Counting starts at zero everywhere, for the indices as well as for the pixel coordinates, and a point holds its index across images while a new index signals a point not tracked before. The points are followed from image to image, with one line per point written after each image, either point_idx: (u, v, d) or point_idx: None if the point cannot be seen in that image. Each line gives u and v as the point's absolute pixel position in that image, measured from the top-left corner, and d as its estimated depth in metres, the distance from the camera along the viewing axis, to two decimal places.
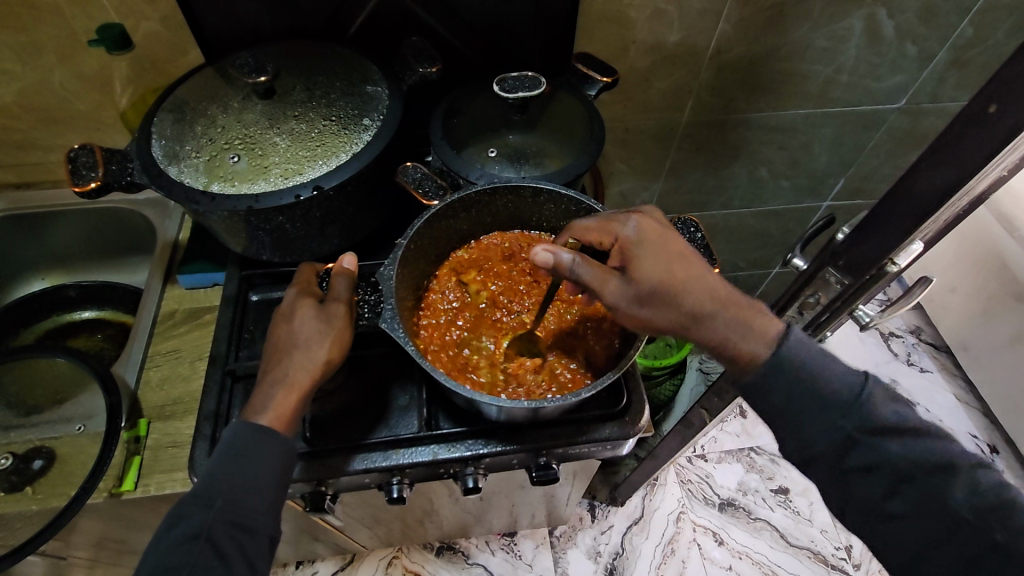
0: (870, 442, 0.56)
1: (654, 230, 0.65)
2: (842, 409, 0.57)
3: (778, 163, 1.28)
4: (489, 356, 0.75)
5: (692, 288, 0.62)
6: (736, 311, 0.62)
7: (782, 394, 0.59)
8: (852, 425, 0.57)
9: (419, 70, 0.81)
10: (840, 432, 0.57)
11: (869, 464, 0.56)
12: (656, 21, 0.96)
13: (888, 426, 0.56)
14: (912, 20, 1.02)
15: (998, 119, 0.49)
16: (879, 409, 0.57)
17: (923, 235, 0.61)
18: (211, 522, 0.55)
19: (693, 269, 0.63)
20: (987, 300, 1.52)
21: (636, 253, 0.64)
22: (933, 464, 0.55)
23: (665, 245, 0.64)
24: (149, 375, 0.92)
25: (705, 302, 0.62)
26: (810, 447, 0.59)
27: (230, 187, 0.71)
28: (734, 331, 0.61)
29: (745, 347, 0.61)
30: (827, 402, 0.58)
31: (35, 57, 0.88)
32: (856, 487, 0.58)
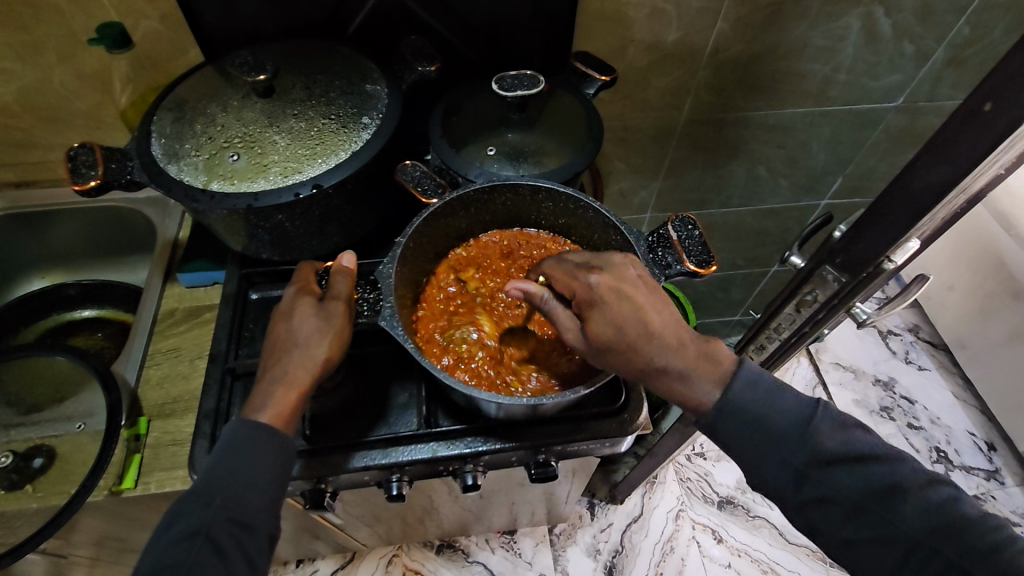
0: (818, 475, 0.59)
1: (615, 289, 0.61)
2: (789, 445, 0.60)
3: (776, 161, 1.29)
4: (486, 350, 0.75)
5: (651, 347, 0.60)
6: (692, 363, 0.61)
7: (736, 431, 0.61)
8: (801, 460, 0.59)
9: (418, 69, 0.82)
10: (790, 468, 0.60)
11: (822, 495, 0.59)
12: (654, 20, 0.96)
13: (835, 457, 0.58)
14: (910, 20, 1.02)
15: (992, 117, 0.50)
16: (825, 441, 0.59)
17: (919, 233, 0.61)
18: (211, 520, 0.55)
19: (653, 329, 0.61)
20: (985, 299, 1.53)
21: (595, 311, 0.61)
22: (881, 487, 0.57)
23: (625, 307, 0.60)
24: (149, 373, 0.92)
25: (662, 358, 0.61)
26: (766, 479, 0.61)
27: (229, 185, 0.71)
28: (687, 381, 0.61)
29: (694, 396, 0.62)
30: (774, 436, 0.60)
31: (35, 56, 0.88)
32: (815, 517, 0.60)
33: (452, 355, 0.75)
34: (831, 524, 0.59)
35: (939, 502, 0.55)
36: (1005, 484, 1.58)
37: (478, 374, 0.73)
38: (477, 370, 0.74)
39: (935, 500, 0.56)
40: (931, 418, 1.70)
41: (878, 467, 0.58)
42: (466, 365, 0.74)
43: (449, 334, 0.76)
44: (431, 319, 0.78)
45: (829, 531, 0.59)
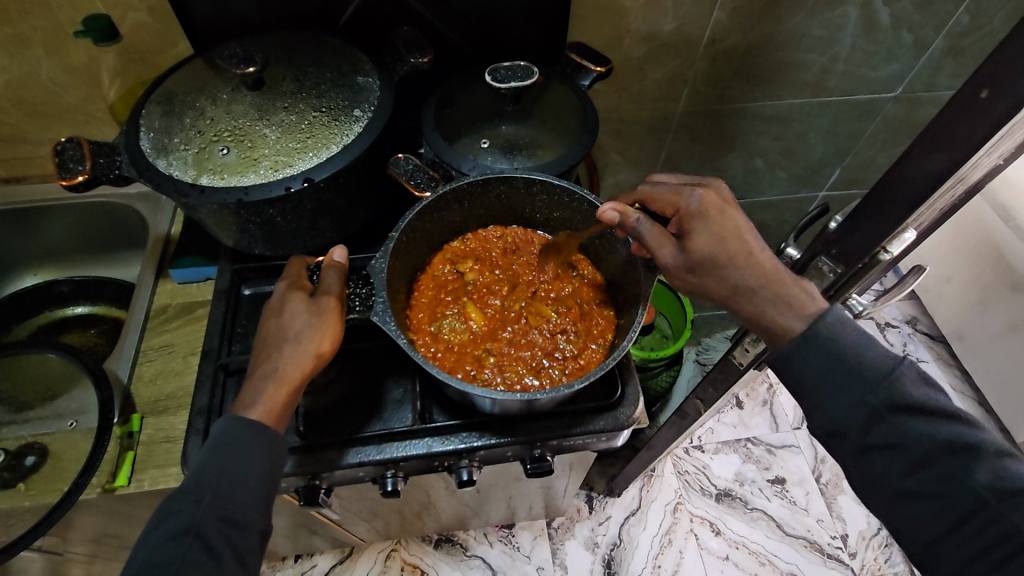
0: (895, 421, 0.56)
1: (717, 207, 0.65)
2: (867, 386, 0.57)
3: (773, 153, 1.28)
4: (478, 343, 0.75)
5: (744, 262, 0.63)
6: (778, 288, 0.62)
7: (813, 365, 0.59)
8: (879, 402, 0.56)
9: (410, 60, 0.80)
10: (866, 408, 0.57)
11: (892, 442, 0.56)
12: (650, 11, 0.95)
13: (914, 407, 0.56)
14: (908, 8, 1.01)
15: (989, 104, 0.49)
16: (910, 388, 0.56)
17: (916, 223, 0.61)
18: (200, 518, 0.55)
19: (748, 245, 0.63)
20: (983, 290, 1.52)
21: (697, 225, 0.64)
22: (956, 447, 0.55)
23: (725, 223, 0.64)
24: (142, 370, 0.91)
25: (751, 276, 0.62)
26: (836, 421, 0.59)
27: (219, 179, 0.71)
28: (775, 303, 0.62)
29: (780, 322, 0.61)
30: (855, 373, 0.57)
31: (22, 50, 0.87)
32: (876, 466, 0.58)
33: (441, 345, 0.74)
34: (889, 476, 0.57)
35: (1011, 473, 0.53)
36: None
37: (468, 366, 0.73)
38: (467, 364, 0.73)
39: (1010, 469, 0.54)
40: None
41: (958, 428, 0.55)
42: (451, 356, 0.74)
43: (439, 321, 0.76)
44: (423, 306, 0.78)
45: (884, 483, 0.58)
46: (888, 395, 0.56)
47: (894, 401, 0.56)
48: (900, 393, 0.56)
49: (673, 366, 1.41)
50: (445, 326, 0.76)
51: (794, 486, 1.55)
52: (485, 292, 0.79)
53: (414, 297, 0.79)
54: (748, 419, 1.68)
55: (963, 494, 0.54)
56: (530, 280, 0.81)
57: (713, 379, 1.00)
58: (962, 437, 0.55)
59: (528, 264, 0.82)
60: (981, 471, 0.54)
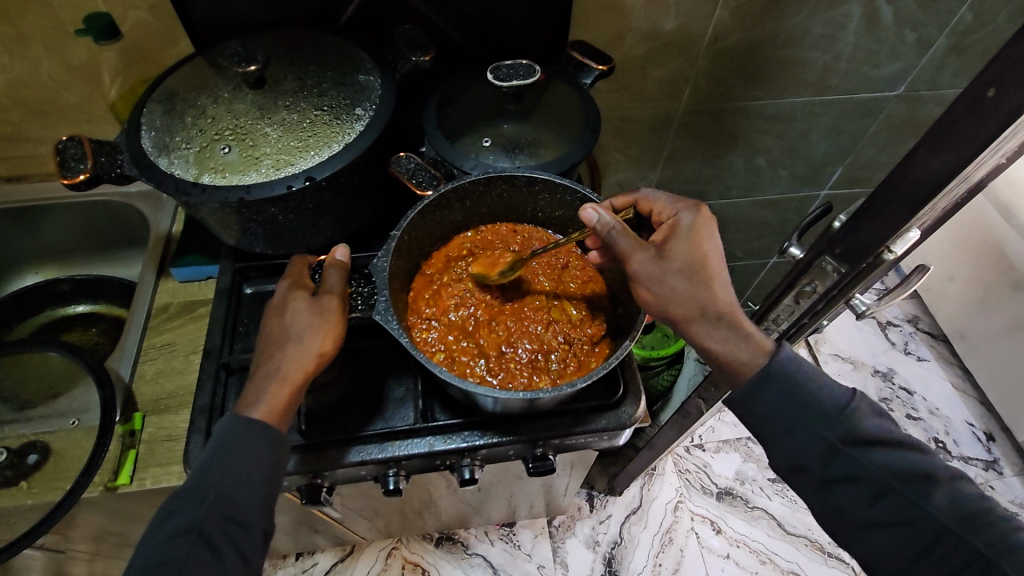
0: (853, 453, 0.59)
1: (705, 233, 0.66)
2: (826, 422, 0.60)
3: (775, 151, 1.28)
4: (478, 326, 0.75)
5: (715, 289, 0.63)
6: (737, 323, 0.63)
7: (776, 401, 0.61)
8: (837, 435, 0.59)
9: (412, 59, 0.80)
10: (823, 442, 0.60)
11: (853, 475, 0.59)
12: (652, 8, 0.94)
13: (873, 438, 0.59)
14: (912, 7, 1.01)
15: (994, 103, 0.49)
16: (865, 421, 0.59)
17: (920, 223, 0.61)
18: (203, 516, 0.55)
19: (723, 276, 0.64)
20: (985, 289, 1.52)
21: (676, 244, 0.65)
22: (914, 475, 0.57)
23: (709, 247, 0.65)
24: (143, 368, 0.91)
25: (716, 304, 0.63)
26: (798, 458, 0.61)
27: (221, 178, 0.70)
28: (729, 337, 0.63)
29: (732, 354, 0.63)
30: (813, 411, 0.60)
31: (22, 47, 0.87)
32: (841, 499, 0.60)
33: (445, 320, 0.75)
34: (855, 506, 0.59)
35: (968, 497, 0.57)
36: (1002, 474, 1.58)
37: (457, 353, 0.73)
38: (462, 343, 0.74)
39: (965, 494, 0.57)
40: (930, 409, 1.69)
41: (916, 457, 0.59)
42: (450, 337, 0.74)
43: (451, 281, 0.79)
44: (431, 282, 0.79)
45: (848, 514, 0.60)
46: (846, 429, 0.59)
47: (852, 433, 0.59)
48: (856, 426, 0.59)
49: (674, 365, 1.42)
50: (454, 299, 0.77)
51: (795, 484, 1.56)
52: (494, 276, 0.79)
53: (421, 273, 0.80)
54: None
55: (926, 520, 0.56)
56: (541, 281, 0.80)
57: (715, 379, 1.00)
58: (919, 465, 0.58)
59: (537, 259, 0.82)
60: (938, 496, 0.57)
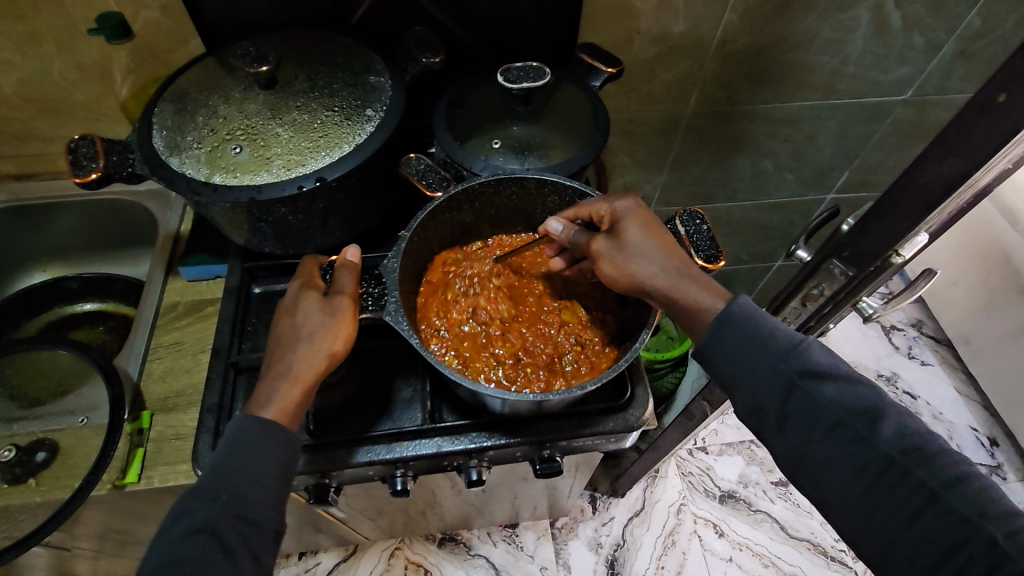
0: (806, 387, 0.57)
1: (640, 209, 0.70)
2: (778, 356, 0.59)
3: (781, 155, 1.28)
4: (490, 332, 0.75)
5: (661, 253, 0.66)
6: (698, 273, 0.65)
7: (734, 343, 0.61)
8: (789, 369, 0.58)
9: (422, 60, 0.80)
10: (781, 376, 0.58)
11: (807, 411, 0.57)
12: (661, 11, 0.95)
13: (823, 373, 0.57)
14: (920, 11, 1.01)
15: (1007, 109, 0.49)
16: (815, 355, 0.58)
17: (929, 227, 0.61)
18: (216, 516, 0.55)
19: (667, 242, 0.68)
20: (991, 294, 1.52)
21: (617, 223, 0.69)
22: (862, 408, 0.55)
23: (646, 221, 0.69)
24: (151, 367, 0.91)
25: (670, 259, 0.66)
26: (758, 397, 0.59)
27: (232, 178, 0.71)
28: (694, 284, 0.64)
29: (699, 298, 0.63)
30: (767, 348, 0.60)
31: (34, 46, 0.87)
32: (795, 437, 0.57)
33: (454, 330, 0.75)
34: (810, 445, 0.56)
35: (914, 431, 0.54)
36: (1006, 479, 1.58)
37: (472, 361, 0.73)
38: (474, 350, 0.74)
39: (913, 428, 0.54)
40: (934, 413, 1.69)
41: (865, 392, 0.56)
42: (463, 345, 0.74)
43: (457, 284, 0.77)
44: (441, 287, 0.78)
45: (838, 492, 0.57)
46: (798, 363, 0.58)
47: (804, 367, 0.58)
48: (807, 360, 0.58)
49: (678, 367, 1.41)
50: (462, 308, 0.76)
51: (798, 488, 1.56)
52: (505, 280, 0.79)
53: (429, 278, 0.79)
54: None
55: (870, 452, 0.54)
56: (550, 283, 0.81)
57: None
58: (866, 399, 0.56)
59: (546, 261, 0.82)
60: (885, 429, 0.54)
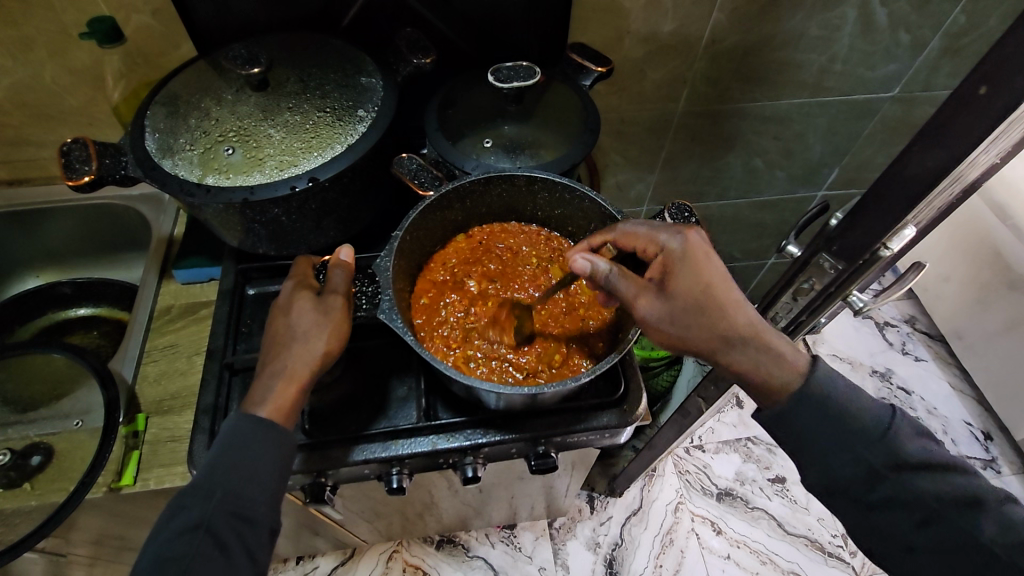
0: (898, 477, 0.58)
1: (699, 253, 0.63)
2: (869, 444, 0.59)
3: (772, 153, 1.29)
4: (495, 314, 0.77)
5: (730, 311, 0.62)
6: (763, 339, 0.62)
7: (817, 424, 0.60)
8: (879, 459, 0.59)
9: (413, 61, 0.81)
10: (867, 465, 0.59)
11: (896, 498, 0.58)
12: (651, 11, 0.96)
13: (916, 463, 0.58)
14: (906, 9, 1.02)
15: (987, 101, 0.49)
16: (908, 444, 0.59)
17: (916, 220, 0.62)
18: (212, 512, 0.55)
19: (731, 291, 0.63)
20: (981, 289, 1.54)
21: (675, 270, 0.62)
22: (956, 496, 0.56)
23: (705, 272, 0.62)
24: (146, 370, 0.91)
25: (738, 329, 0.62)
26: (843, 480, 0.60)
27: (225, 179, 0.71)
28: (763, 359, 0.61)
29: (770, 375, 0.61)
30: (857, 433, 0.60)
31: (26, 52, 0.87)
32: (886, 522, 0.59)
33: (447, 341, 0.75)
34: (897, 530, 0.59)
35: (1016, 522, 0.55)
36: (1001, 473, 1.58)
37: (456, 338, 0.75)
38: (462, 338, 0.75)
39: (1015, 517, 0.55)
40: (928, 409, 1.69)
41: (958, 481, 0.57)
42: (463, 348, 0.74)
43: (442, 305, 0.78)
44: (437, 281, 0.80)
45: (895, 536, 0.59)
46: (886, 453, 0.59)
47: (893, 457, 0.58)
48: (898, 450, 0.58)
49: (674, 366, 1.42)
50: (446, 325, 0.76)
51: (795, 484, 1.56)
52: (503, 281, 0.81)
53: (424, 274, 0.81)
54: (748, 419, 1.68)
55: (969, 544, 0.55)
56: (529, 278, 0.81)
57: (714, 377, 1.01)
58: (964, 488, 0.57)
59: (549, 256, 0.83)
60: (986, 521, 0.55)
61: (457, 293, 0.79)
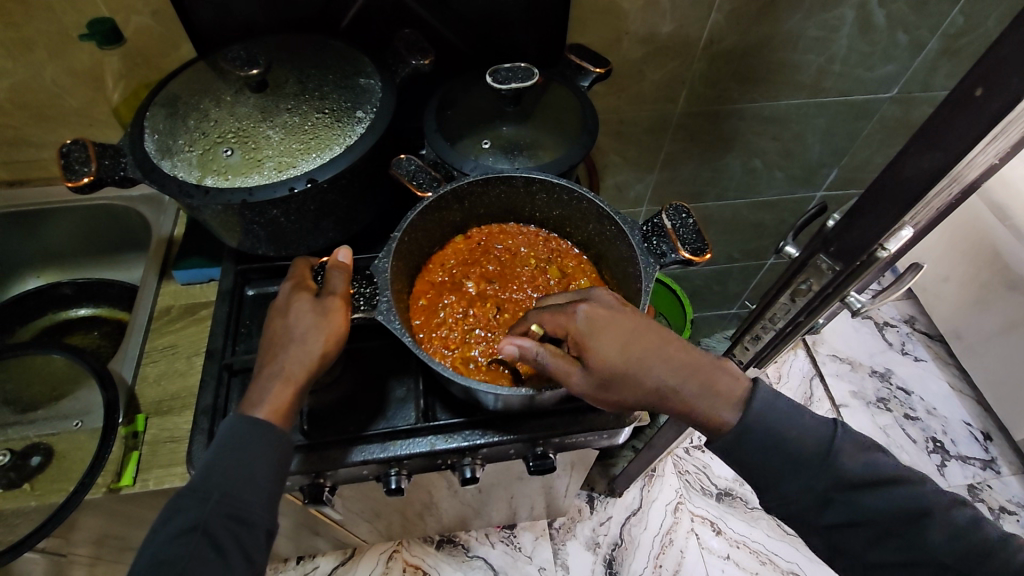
0: (844, 499, 0.58)
1: (608, 320, 0.60)
2: (811, 468, 0.59)
3: (771, 153, 1.29)
4: (494, 315, 0.78)
5: (656, 368, 0.60)
6: (701, 378, 0.61)
7: (759, 450, 0.60)
8: (824, 484, 0.58)
9: (412, 62, 0.81)
10: (815, 489, 0.59)
11: (851, 520, 0.58)
12: (649, 12, 0.96)
13: (862, 483, 0.58)
14: (904, 10, 1.02)
15: (983, 102, 0.49)
16: (851, 466, 0.58)
17: (913, 221, 0.62)
18: (208, 514, 0.55)
19: (654, 344, 0.60)
20: (980, 289, 1.54)
21: (591, 345, 0.59)
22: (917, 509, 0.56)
23: (620, 342, 0.59)
24: (146, 371, 0.92)
25: (671, 379, 0.60)
26: (791, 501, 0.60)
27: (224, 180, 0.71)
28: (703, 399, 0.61)
29: (714, 414, 0.60)
30: (798, 457, 0.59)
31: (26, 53, 0.87)
32: (841, 540, 0.60)
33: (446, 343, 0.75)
34: (853, 547, 0.59)
35: (962, 524, 0.56)
36: (1001, 473, 1.58)
37: (455, 340, 0.75)
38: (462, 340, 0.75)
39: (960, 522, 0.56)
40: (928, 409, 1.69)
41: (905, 495, 0.57)
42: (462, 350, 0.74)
43: (442, 306, 0.78)
44: (436, 282, 0.80)
45: (855, 553, 0.59)
46: (831, 476, 0.58)
47: (839, 480, 0.58)
48: (843, 474, 0.58)
49: None
50: (445, 326, 0.76)
51: None
52: (502, 281, 0.81)
53: (423, 275, 0.81)
54: None
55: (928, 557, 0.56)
56: (528, 279, 0.81)
57: None
58: (913, 503, 0.57)
59: (547, 258, 0.84)
60: (938, 532, 0.56)
61: (456, 295, 0.79)
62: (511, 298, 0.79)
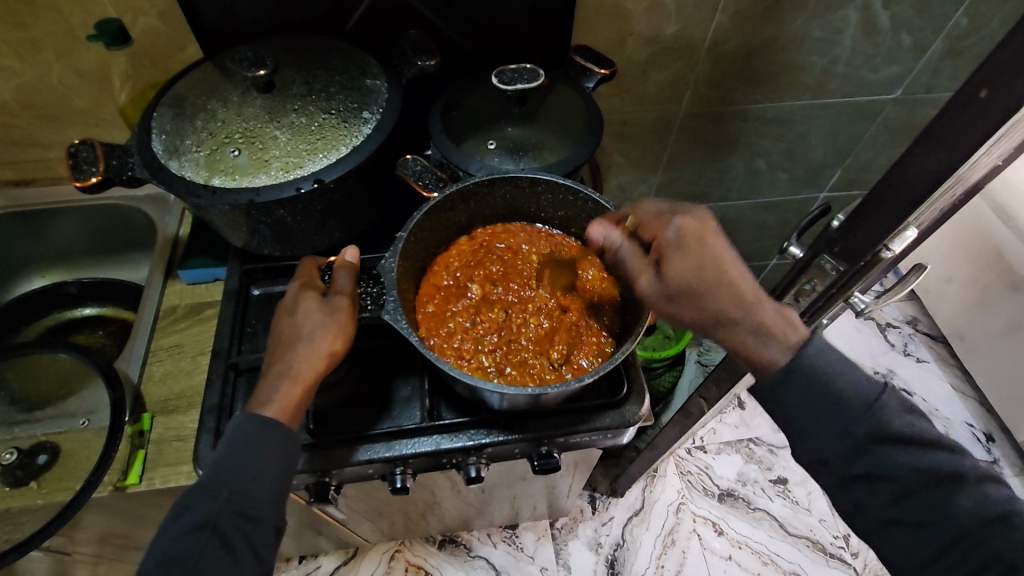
0: (878, 451, 0.57)
1: (695, 236, 0.63)
2: (851, 417, 0.58)
3: (774, 154, 1.29)
4: (500, 320, 0.77)
5: (724, 292, 0.61)
6: (760, 317, 0.61)
7: (800, 395, 0.59)
8: (862, 431, 0.57)
9: (418, 63, 0.82)
10: (848, 438, 0.58)
11: (875, 473, 0.57)
12: (654, 13, 0.96)
13: (898, 438, 0.56)
14: (908, 12, 1.02)
15: (989, 103, 0.50)
16: (894, 418, 0.57)
17: (918, 222, 0.61)
18: (217, 511, 0.56)
19: (727, 270, 0.62)
20: (983, 290, 1.54)
21: (668, 253, 0.63)
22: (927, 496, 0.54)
23: (702, 253, 0.62)
24: (151, 370, 0.92)
25: (730, 308, 0.61)
26: (820, 450, 0.60)
27: (231, 180, 0.72)
28: (755, 335, 0.61)
29: (760, 351, 0.61)
30: (841, 403, 0.58)
31: (34, 54, 0.88)
32: (861, 495, 0.58)
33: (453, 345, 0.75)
34: (872, 506, 0.58)
35: (995, 500, 0.53)
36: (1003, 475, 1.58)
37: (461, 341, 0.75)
38: (469, 343, 0.75)
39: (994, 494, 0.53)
40: (930, 410, 1.69)
41: (942, 458, 0.55)
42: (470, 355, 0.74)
43: (446, 309, 0.78)
44: (441, 286, 0.80)
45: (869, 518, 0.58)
46: (870, 426, 0.57)
47: (877, 430, 0.57)
48: (883, 423, 0.57)
49: (676, 366, 1.43)
50: (451, 329, 0.76)
51: (796, 485, 1.56)
52: (505, 280, 0.81)
53: (427, 277, 0.81)
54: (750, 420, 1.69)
55: (946, 522, 0.54)
56: (530, 278, 0.81)
57: (716, 378, 1.01)
58: (947, 466, 0.54)
59: (549, 255, 0.83)
60: (964, 497, 0.53)
61: (459, 297, 0.79)
62: (516, 300, 0.79)
